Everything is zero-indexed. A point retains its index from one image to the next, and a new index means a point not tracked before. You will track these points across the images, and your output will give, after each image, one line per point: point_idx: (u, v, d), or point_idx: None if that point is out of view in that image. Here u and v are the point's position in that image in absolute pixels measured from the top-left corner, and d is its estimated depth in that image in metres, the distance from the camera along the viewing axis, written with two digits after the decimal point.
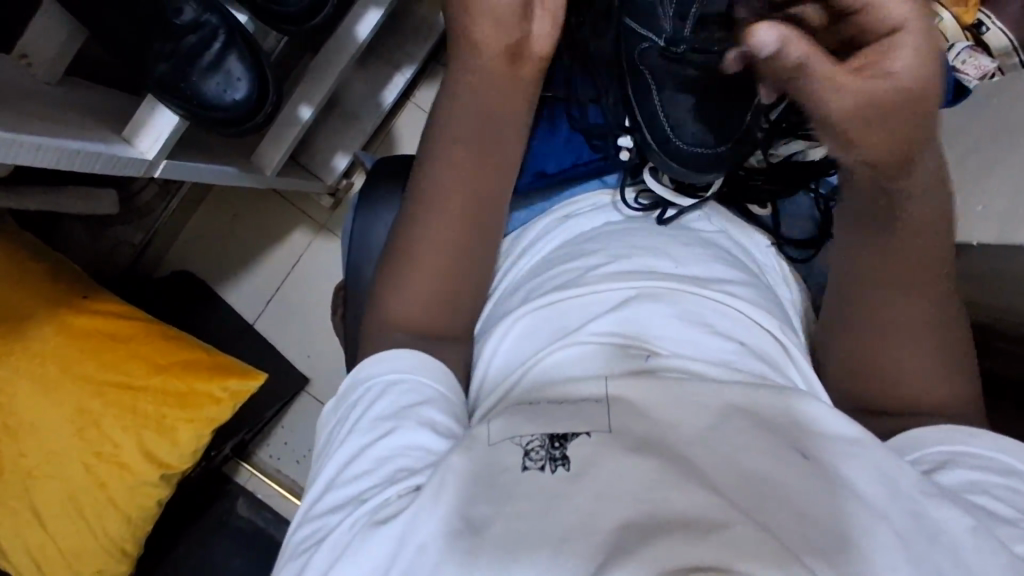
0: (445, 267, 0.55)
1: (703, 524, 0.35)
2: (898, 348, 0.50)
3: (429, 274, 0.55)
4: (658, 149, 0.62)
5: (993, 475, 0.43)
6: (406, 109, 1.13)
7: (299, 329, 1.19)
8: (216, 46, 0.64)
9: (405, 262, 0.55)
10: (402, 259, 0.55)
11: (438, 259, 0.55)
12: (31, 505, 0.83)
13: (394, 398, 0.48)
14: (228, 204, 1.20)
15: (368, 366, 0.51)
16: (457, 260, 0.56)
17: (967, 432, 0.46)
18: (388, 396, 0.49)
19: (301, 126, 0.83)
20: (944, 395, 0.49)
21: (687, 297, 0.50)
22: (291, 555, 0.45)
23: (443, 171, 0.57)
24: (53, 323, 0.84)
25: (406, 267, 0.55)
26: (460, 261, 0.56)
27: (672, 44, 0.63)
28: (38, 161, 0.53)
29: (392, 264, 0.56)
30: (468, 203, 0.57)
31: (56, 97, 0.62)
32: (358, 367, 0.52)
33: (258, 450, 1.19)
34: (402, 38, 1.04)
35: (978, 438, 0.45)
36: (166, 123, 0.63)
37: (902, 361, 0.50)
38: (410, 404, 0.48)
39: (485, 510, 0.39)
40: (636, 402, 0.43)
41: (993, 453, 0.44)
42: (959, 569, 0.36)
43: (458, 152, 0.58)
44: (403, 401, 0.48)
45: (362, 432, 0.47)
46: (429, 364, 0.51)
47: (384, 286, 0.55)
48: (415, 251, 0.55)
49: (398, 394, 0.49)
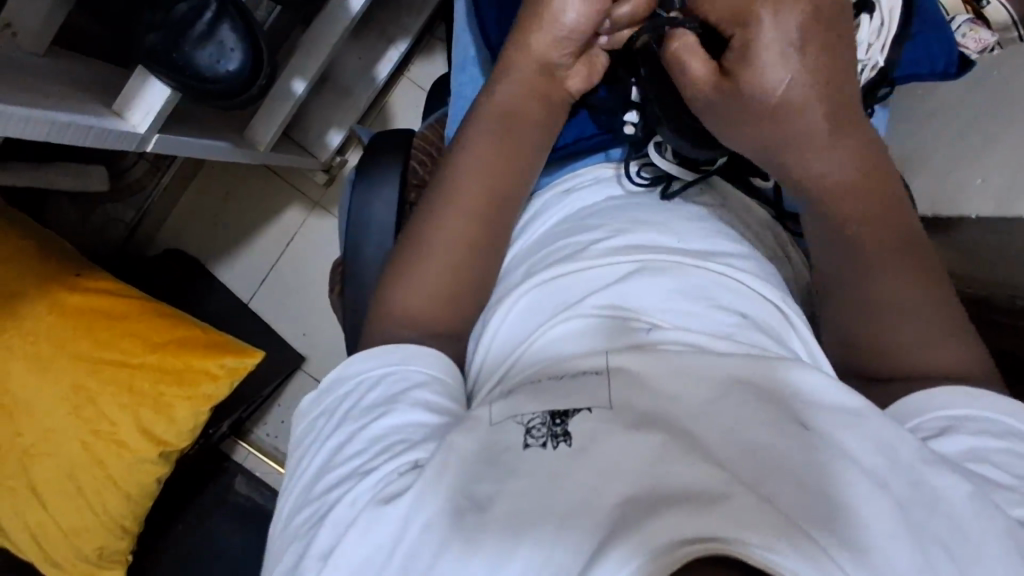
0: (459, 258, 0.55)
1: (710, 492, 0.35)
2: (898, 324, 0.50)
3: (440, 261, 0.55)
4: (670, 127, 0.57)
5: (991, 439, 0.43)
6: (401, 84, 1.11)
7: (294, 308, 1.19)
8: (208, 16, 0.63)
9: (418, 245, 0.56)
10: (417, 260, 0.55)
11: (450, 251, 0.55)
12: (31, 484, 0.83)
13: (388, 384, 0.49)
14: (221, 181, 1.18)
15: (356, 362, 0.51)
16: (471, 257, 0.56)
17: (969, 393, 0.45)
18: (383, 383, 0.49)
19: (295, 101, 0.82)
20: (944, 357, 0.48)
21: (688, 271, 0.50)
22: (293, 536, 0.45)
23: (461, 170, 0.57)
24: (46, 302, 0.83)
25: (421, 268, 0.55)
26: (479, 274, 0.56)
27: None
28: (28, 135, 0.52)
29: (406, 251, 0.56)
30: (482, 200, 0.57)
31: (43, 69, 0.61)
32: (344, 364, 0.52)
33: (255, 428, 1.20)
34: (396, 10, 1.01)
35: (980, 400, 0.45)
36: (159, 95, 0.61)
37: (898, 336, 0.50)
38: (402, 390, 0.48)
39: (494, 483, 0.40)
40: (637, 375, 0.43)
41: (993, 415, 0.44)
42: (957, 535, 0.36)
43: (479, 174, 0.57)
44: (396, 387, 0.48)
45: (360, 416, 0.47)
46: (422, 352, 0.51)
47: (395, 271, 0.55)
48: (432, 243, 0.55)
49: (391, 380, 0.49)
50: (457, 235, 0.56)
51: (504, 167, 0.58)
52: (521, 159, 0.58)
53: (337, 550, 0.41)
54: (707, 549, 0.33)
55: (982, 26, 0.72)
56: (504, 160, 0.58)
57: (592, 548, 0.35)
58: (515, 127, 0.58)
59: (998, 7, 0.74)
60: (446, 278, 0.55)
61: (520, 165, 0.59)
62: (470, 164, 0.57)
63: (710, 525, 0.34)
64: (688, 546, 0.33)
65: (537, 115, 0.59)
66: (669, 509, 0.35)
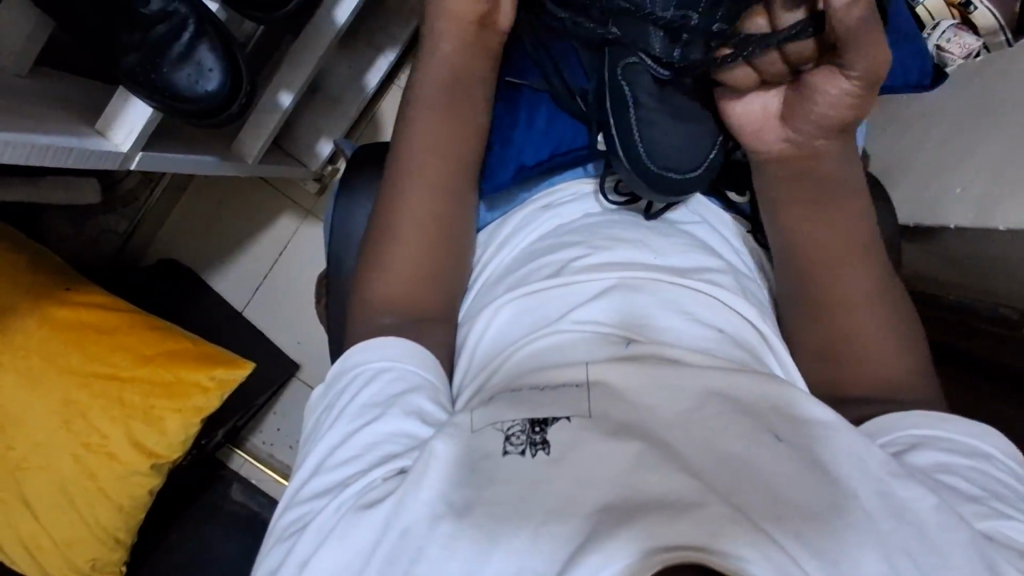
0: (419, 240, 0.56)
1: (679, 501, 0.35)
2: (872, 321, 0.51)
3: (405, 249, 0.55)
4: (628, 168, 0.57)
5: (961, 457, 0.43)
6: (390, 91, 1.11)
7: (287, 315, 1.19)
8: (186, 36, 0.62)
9: (388, 239, 0.55)
10: (383, 249, 0.55)
11: (413, 233, 0.56)
12: (23, 497, 0.84)
13: (383, 383, 0.48)
14: (214, 190, 1.19)
15: (358, 354, 0.50)
16: (433, 249, 0.56)
17: (937, 416, 0.46)
18: (372, 383, 0.48)
19: (282, 113, 0.82)
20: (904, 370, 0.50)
21: (668, 286, 0.49)
22: (277, 539, 0.45)
23: (415, 134, 0.58)
24: (36, 316, 0.83)
25: (384, 253, 0.55)
26: (437, 253, 0.56)
27: (659, 63, 0.59)
28: (10, 157, 0.53)
29: (375, 235, 0.56)
30: (441, 161, 0.58)
31: (27, 91, 0.61)
32: (344, 356, 0.51)
33: (251, 436, 1.20)
34: (384, 20, 1.01)
35: (947, 423, 0.45)
36: (140, 115, 0.62)
37: (868, 351, 0.50)
38: (397, 394, 0.47)
39: (467, 493, 0.39)
40: (614, 388, 0.42)
41: (960, 436, 0.44)
42: (924, 545, 0.36)
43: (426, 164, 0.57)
44: (387, 391, 0.47)
45: (350, 418, 0.46)
46: (423, 355, 0.50)
47: (365, 270, 0.55)
48: (396, 235, 0.56)
49: (386, 380, 0.48)
50: (419, 204, 0.56)
51: (459, 133, 0.59)
52: (472, 115, 0.60)
53: (312, 559, 0.40)
54: (685, 557, 0.33)
55: (966, 31, 0.73)
56: (454, 124, 0.59)
57: (566, 554, 0.35)
58: (457, 83, 0.60)
59: (984, 12, 0.74)
60: (417, 265, 0.55)
61: (470, 124, 0.60)
62: (423, 122, 0.58)
63: (681, 534, 0.33)
64: (656, 555, 0.33)
65: (476, 69, 0.61)
66: (638, 519, 0.34)
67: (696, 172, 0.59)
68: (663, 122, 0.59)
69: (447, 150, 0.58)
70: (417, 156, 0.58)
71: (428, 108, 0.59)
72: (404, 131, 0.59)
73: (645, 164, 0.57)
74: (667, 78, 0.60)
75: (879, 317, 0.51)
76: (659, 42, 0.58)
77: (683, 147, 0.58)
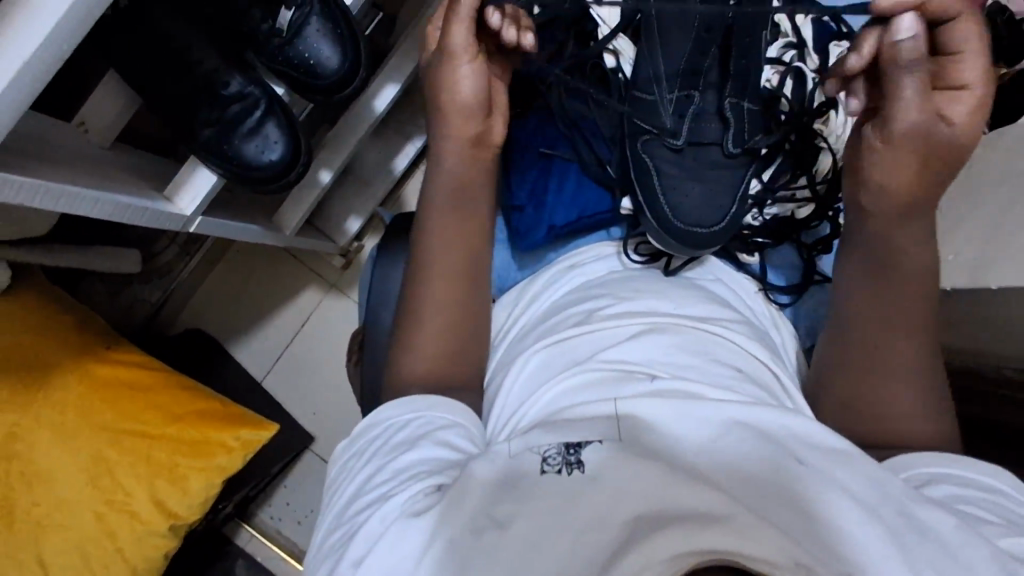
0: (445, 324, 0.57)
1: (712, 512, 0.38)
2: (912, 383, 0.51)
3: (433, 332, 0.57)
4: (654, 222, 0.63)
5: (976, 490, 0.44)
6: (415, 175, 1.20)
7: (306, 385, 1.22)
8: (256, 113, 0.70)
9: (414, 322, 0.58)
10: (413, 332, 0.57)
11: (440, 319, 0.57)
12: (39, 557, 0.83)
13: (413, 428, 0.50)
14: (245, 264, 1.25)
15: (388, 410, 0.52)
16: (462, 333, 0.58)
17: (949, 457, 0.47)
18: (408, 427, 0.50)
19: (321, 189, 0.90)
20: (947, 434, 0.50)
21: (688, 330, 0.53)
22: (324, 556, 0.46)
23: (431, 232, 0.60)
24: (75, 372, 0.86)
25: (416, 337, 0.57)
26: (467, 335, 0.58)
27: (671, 135, 0.65)
28: (96, 213, 0.58)
29: (403, 316, 0.59)
30: (456, 267, 0.59)
31: (109, 160, 0.67)
32: (374, 412, 0.53)
33: (260, 509, 1.18)
34: (414, 111, 1.11)
35: (962, 462, 0.47)
36: (204, 182, 0.68)
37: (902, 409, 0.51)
38: (428, 431, 0.49)
39: (508, 507, 0.41)
40: (643, 418, 0.45)
41: (974, 475, 0.46)
42: (947, 560, 0.37)
43: (439, 254, 0.59)
44: (420, 431, 0.50)
45: (390, 449, 0.49)
46: (449, 403, 0.52)
47: (395, 345, 0.58)
48: (423, 319, 0.58)
49: (417, 424, 0.50)
50: (438, 296, 0.58)
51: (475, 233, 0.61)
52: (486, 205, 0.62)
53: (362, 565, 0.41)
54: (717, 559, 0.36)
55: None
56: (471, 226, 0.61)
57: (606, 557, 0.38)
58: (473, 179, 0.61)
59: None
60: (448, 346, 0.57)
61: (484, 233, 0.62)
62: (443, 215, 0.60)
63: (714, 539, 0.37)
64: (689, 558, 0.36)
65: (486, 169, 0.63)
66: (672, 526, 0.38)
67: (720, 226, 0.63)
68: (686, 185, 0.64)
69: (469, 244, 0.60)
70: (440, 253, 0.59)
71: (446, 209, 0.61)
72: (421, 240, 0.60)
73: (671, 223, 0.62)
74: (682, 146, 0.65)
75: (906, 378, 0.51)
76: (670, 117, 0.65)
77: (713, 208, 0.63)
